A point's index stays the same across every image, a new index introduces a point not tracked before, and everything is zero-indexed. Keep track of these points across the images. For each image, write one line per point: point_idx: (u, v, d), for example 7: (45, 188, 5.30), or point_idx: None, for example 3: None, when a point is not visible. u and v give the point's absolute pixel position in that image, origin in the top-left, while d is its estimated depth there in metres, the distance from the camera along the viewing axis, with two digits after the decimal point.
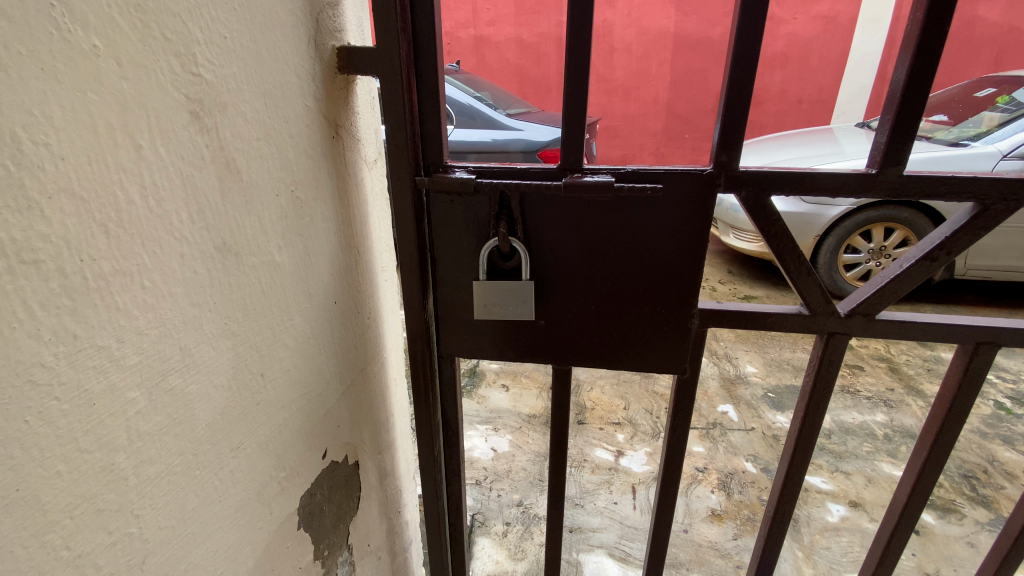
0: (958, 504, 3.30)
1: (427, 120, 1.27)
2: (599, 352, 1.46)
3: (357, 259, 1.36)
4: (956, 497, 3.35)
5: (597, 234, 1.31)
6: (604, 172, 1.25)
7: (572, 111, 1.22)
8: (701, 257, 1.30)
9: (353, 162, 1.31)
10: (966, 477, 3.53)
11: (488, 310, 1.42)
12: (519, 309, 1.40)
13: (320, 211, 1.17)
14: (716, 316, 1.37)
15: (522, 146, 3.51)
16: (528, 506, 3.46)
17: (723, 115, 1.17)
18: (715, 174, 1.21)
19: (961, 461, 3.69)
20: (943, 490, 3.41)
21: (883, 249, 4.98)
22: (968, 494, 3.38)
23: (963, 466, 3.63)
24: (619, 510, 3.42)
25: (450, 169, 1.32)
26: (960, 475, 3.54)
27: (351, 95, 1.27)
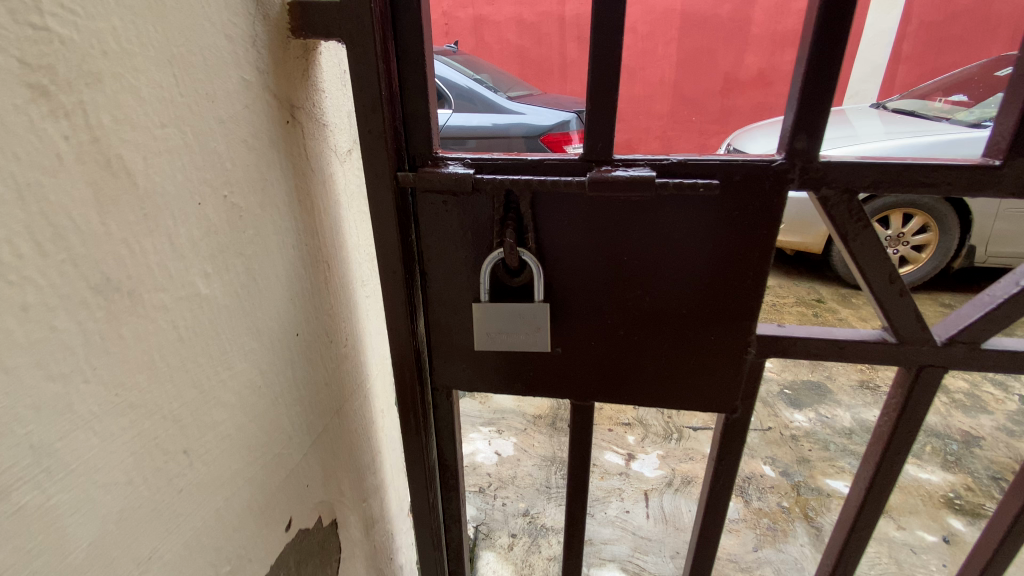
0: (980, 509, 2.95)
1: (410, 99, 0.98)
2: (629, 386, 1.19)
3: (326, 277, 1.09)
4: (986, 501, 3.02)
5: (630, 245, 1.03)
6: (641, 164, 0.96)
7: (600, 83, 0.92)
8: (763, 274, 1.02)
9: (317, 155, 1.03)
10: (995, 478, 3.21)
11: (486, 342, 1.13)
12: (531, 336, 1.11)
13: (269, 219, 0.89)
14: (780, 346, 1.09)
15: (523, 130, 3.19)
16: (535, 516, 3.16)
17: (803, 87, 0.87)
18: (788, 167, 0.92)
19: (990, 461, 3.38)
20: (970, 493, 3.09)
21: (901, 237, 4.63)
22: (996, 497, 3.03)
23: (991, 466, 3.32)
24: (632, 520, 3.12)
25: (440, 162, 1.03)
26: (990, 475, 3.22)
27: (311, 66, 0.97)
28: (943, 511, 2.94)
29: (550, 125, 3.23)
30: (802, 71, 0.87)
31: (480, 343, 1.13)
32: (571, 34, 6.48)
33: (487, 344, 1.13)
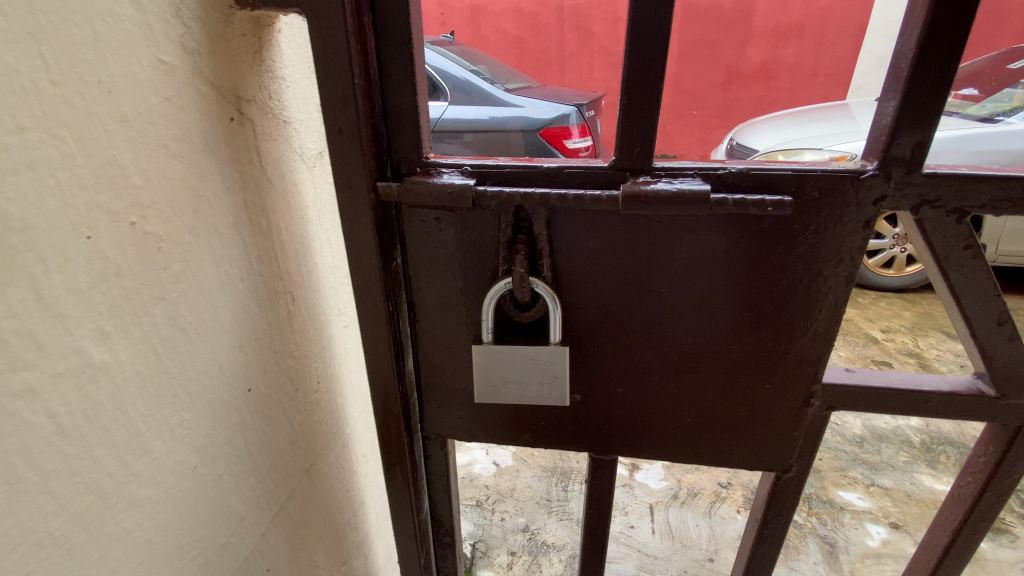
0: (1010, 524, 2.36)
1: (393, 89, 0.76)
2: (659, 440, 0.99)
3: (290, 312, 0.87)
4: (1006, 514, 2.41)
5: (671, 277, 0.82)
6: (690, 174, 0.74)
7: (640, 66, 0.70)
8: (835, 314, 0.82)
9: (277, 160, 0.81)
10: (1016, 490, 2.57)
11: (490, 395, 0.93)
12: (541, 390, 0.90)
13: (204, 248, 0.67)
14: (853, 397, 0.89)
15: (522, 123, 2.93)
16: (536, 532, 2.57)
17: (911, 76, 0.66)
18: (882, 180, 0.71)
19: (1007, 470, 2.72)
20: None
21: None
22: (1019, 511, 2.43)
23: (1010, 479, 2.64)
24: (638, 536, 2.34)
25: (432, 169, 0.81)
26: None
27: (264, 47, 0.75)
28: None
29: (551, 119, 2.97)
30: (910, 53, 0.66)
31: (482, 395, 0.92)
32: (570, 24, 6.08)
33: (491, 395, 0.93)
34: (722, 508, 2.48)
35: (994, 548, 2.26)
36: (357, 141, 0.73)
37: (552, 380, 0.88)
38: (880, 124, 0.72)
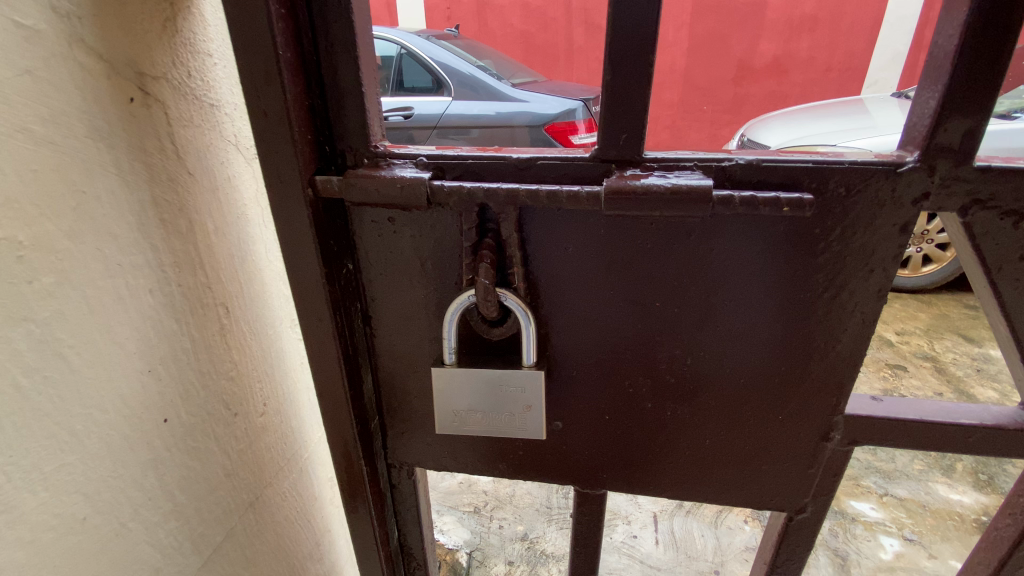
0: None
1: (330, 63, 0.63)
2: (653, 474, 0.86)
3: (223, 326, 0.75)
4: None
5: (665, 289, 0.69)
6: (689, 167, 0.61)
7: (626, 32, 0.56)
8: (863, 335, 0.68)
9: (201, 150, 0.69)
10: None
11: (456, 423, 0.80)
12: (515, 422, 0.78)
13: (89, 254, 0.55)
14: (880, 430, 0.75)
15: (528, 119, 2.67)
16: (535, 540, 2.19)
17: (964, 43, 0.52)
18: (925, 175, 0.58)
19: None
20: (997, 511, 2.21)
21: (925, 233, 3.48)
22: None
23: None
24: (641, 546, 2.14)
25: (381, 160, 0.67)
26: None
27: (174, 16, 0.63)
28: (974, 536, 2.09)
29: (557, 114, 2.71)
30: (961, 14, 0.52)
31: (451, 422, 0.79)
32: (579, 18, 5.46)
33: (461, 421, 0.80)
34: (729, 517, 2.28)
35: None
36: (287, 126, 0.61)
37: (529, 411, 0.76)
38: (923, 106, 0.58)
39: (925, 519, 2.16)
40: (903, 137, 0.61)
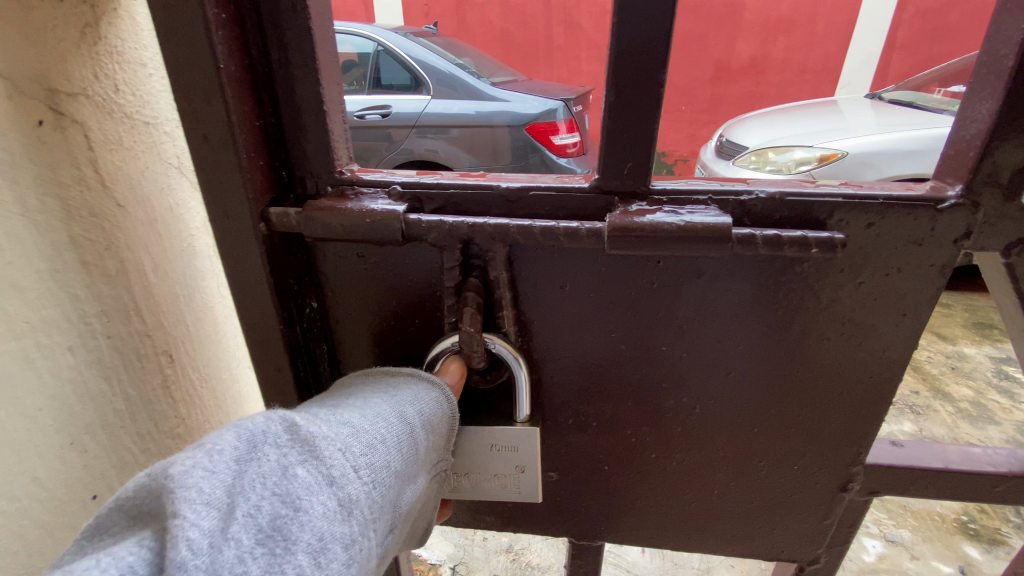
0: (1004, 533, 1.79)
1: (285, 77, 0.53)
2: (655, 526, 0.78)
3: (166, 377, 0.66)
4: (1000, 525, 1.83)
5: (672, 332, 0.61)
6: (702, 200, 0.54)
7: (634, 46, 0.48)
8: (890, 384, 0.61)
9: (134, 177, 0.59)
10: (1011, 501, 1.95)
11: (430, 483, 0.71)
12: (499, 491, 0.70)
13: None
14: (902, 480, 0.69)
15: (508, 118, 2.55)
16: (520, 553, 2.04)
17: (1020, 64, 0.45)
18: (969, 211, 0.51)
19: None
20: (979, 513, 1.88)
21: None
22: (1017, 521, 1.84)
23: None
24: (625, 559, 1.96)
25: (347, 189, 0.58)
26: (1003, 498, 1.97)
27: (96, 22, 0.54)
28: (956, 537, 1.77)
29: (537, 114, 2.57)
30: (1018, 33, 0.45)
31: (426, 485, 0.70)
32: (558, 17, 5.02)
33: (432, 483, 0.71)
34: None
35: (986, 560, 1.69)
36: (232, 153, 0.51)
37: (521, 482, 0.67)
38: (965, 134, 0.51)
39: (905, 520, 1.84)
40: (939, 167, 0.54)
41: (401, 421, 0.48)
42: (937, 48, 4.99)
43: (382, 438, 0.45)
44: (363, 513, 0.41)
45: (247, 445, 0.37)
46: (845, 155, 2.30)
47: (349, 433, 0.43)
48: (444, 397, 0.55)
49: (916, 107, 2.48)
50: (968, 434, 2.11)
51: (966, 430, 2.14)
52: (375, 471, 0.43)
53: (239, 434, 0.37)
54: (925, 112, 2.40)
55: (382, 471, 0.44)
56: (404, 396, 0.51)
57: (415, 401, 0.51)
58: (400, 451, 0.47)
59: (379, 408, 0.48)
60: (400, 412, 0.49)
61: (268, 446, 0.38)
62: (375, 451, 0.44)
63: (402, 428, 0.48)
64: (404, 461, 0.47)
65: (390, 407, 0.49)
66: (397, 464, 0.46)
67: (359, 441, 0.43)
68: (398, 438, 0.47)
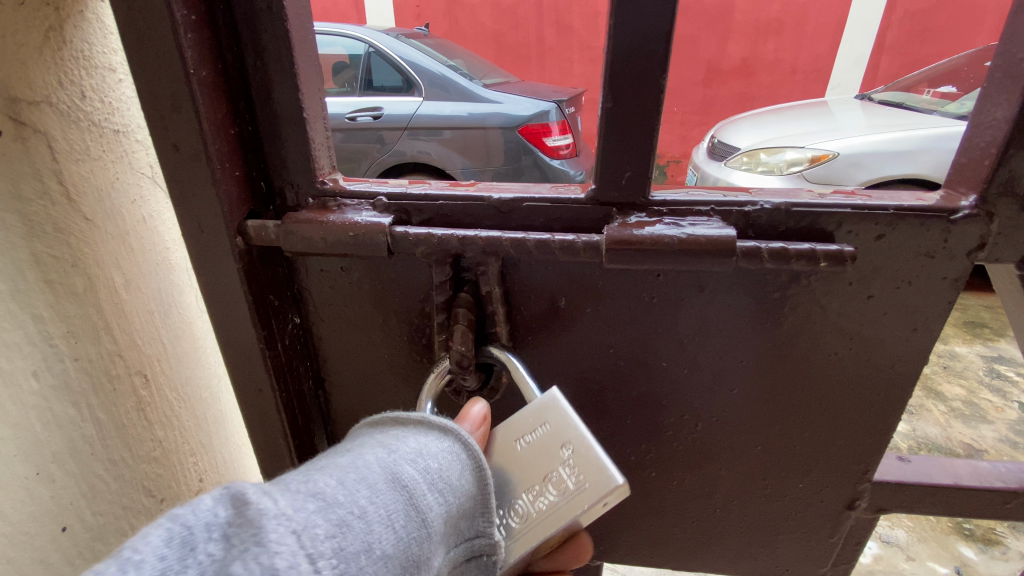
0: (999, 533, 1.71)
1: (263, 84, 0.50)
2: (655, 546, 0.76)
3: (141, 399, 0.62)
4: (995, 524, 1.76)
5: (673, 347, 0.58)
6: (705, 212, 0.51)
7: (633, 50, 0.45)
8: (899, 400, 0.59)
9: (103, 189, 0.56)
10: None
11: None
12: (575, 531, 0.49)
13: None
14: (910, 497, 0.67)
15: (500, 120, 2.52)
16: None
17: None
18: (983, 222, 0.49)
19: None
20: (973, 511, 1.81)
21: None
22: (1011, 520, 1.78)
23: None
24: None
25: (329, 201, 0.55)
26: None
27: (59, 23, 0.50)
28: (951, 538, 1.69)
29: (529, 116, 2.54)
30: None
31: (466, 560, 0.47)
32: (550, 18, 5.00)
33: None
34: None
35: (983, 560, 1.61)
36: (205, 163, 0.48)
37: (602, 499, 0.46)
38: (979, 142, 0.48)
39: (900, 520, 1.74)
40: (951, 175, 0.52)
41: (394, 487, 0.38)
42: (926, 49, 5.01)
43: (362, 514, 0.36)
44: None
45: (178, 548, 0.30)
46: (837, 155, 2.27)
47: (316, 510, 0.34)
48: (462, 448, 0.44)
49: (905, 107, 2.47)
50: (960, 434, 2.10)
51: (958, 429, 2.13)
52: (346, 560, 0.33)
53: (167, 535, 0.30)
54: (916, 112, 2.39)
55: (357, 561, 0.34)
56: (404, 451, 0.41)
57: (417, 459, 0.41)
58: (390, 529, 0.36)
59: (366, 472, 0.38)
60: (394, 474, 0.39)
61: (202, 545, 0.31)
62: (347, 532, 0.34)
63: (395, 498, 0.38)
64: (397, 542, 0.37)
65: (381, 468, 0.39)
66: (384, 548, 0.36)
67: (326, 521, 0.33)
68: (386, 512, 0.37)
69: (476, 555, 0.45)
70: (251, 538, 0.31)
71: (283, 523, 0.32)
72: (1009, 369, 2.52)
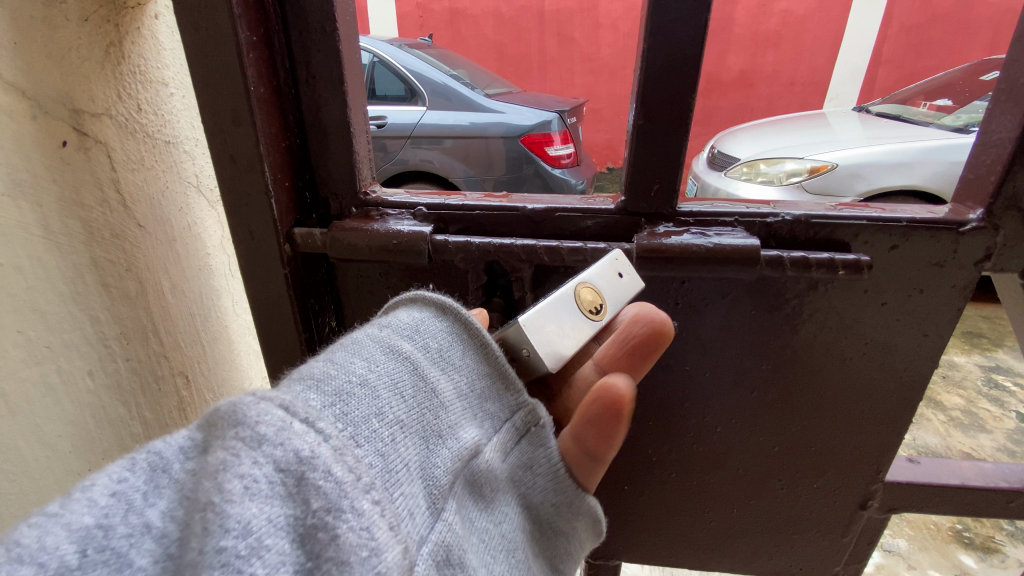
0: (997, 541, 1.73)
1: (313, 100, 0.53)
2: (673, 545, 0.78)
3: (182, 399, 0.65)
4: (994, 533, 1.76)
5: (695, 351, 0.61)
6: (728, 223, 0.54)
7: (664, 72, 0.48)
8: (910, 403, 0.62)
9: (155, 196, 0.58)
10: None
11: (523, 362, 0.46)
12: (615, 313, 0.48)
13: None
14: (918, 496, 0.69)
15: (503, 129, 2.55)
16: None
17: None
18: (989, 234, 0.52)
19: None
20: (973, 520, 1.81)
21: None
22: (1010, 529, 1.78)
23: None
24: None
25: (372, 210, 0.58)
26: None
27: (118, 40, 0.53)
28: (951, 546, 1.70)
29: (532, 125, 2.58)
30: None
31: (516, 333, 0.45)
32: (552, 29, 5.06)
33: (531, 365, 0.46)
34: None
35: (982, 568, 1.62)
36: (258, 173, 0.51)
37: (610, 265, 0.49)
38: (985, 160, 0.52)
39: (901, 529, 1.75)
40: (959, 190, 0.55)
41: (392, 359, 0.39)
42: (921, 64, 5.08)
43: (361, 381, 0.36)
44: (328, 470, 0.30)
45: (149, 472, 0.30)
46: (835, 167, 2.31)
47: (306, 389, 0.35)
48: (460, 327, 0.44)
49: (902, 120, 2.52)
50: (960, 442, 2.13)
51: (959, 438, 2.16)
52: (352, 423, 0.34)
53: (134, 462, 0.30)
54: (913, 125, 2.43)
55: (365, 422, 0.35)
56: (395, 328, 0.42)
57: (411, 334, 0.42)
58: (396, 394, 0.38)
59: (359, 349, 0.39)
60: (387, 348, 0.40)
61: (176, 464, 0.31)
62: (345, 400, 0.35)
63: (394, 366, 0.39)
64: (406, 405, 0.38)
65: (372, 345, 0.40)
66: (394, 409, 0.37)
67: (319, 393, 0.34)
68: (389, 379, 0.38)
69: (528, 430, 0.45)
70: (227, 426, 0.30)
71: (261, 401, 0.32)
72: (1007, 379, 2.55)
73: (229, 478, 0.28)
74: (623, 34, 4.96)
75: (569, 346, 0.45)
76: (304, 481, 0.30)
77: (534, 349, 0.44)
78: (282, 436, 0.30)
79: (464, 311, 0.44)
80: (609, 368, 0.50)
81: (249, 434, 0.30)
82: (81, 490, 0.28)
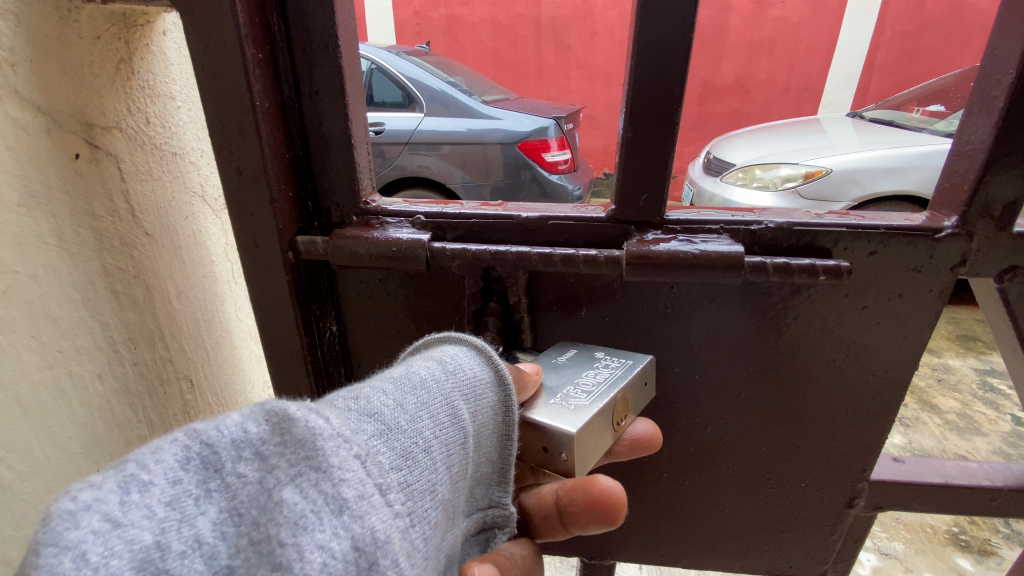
0: (994, 544, 1.75)
1: (315, 113, 0.55)
2: (667, 543, 0.79)
3: (187, 403, 0.67)
4: (990, 536, 1.78)
5: (685, 354, 0.63)
6: (714, 229, 0.56)
7: (652, 86, 0.51)
8: (886, 403, 0.64)
9: (161, 207, 0.60)
10: None
11: (552, 457, 0.47)
12: (632, 427, 0.54)
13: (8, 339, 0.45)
14: (904, 494, 0.71)
15: (499, 136, 2.58)
16: None
17: (1009, 107, 0.49)
18: (964, 240, 0.54)
19: None
20: (970, 522, 1.83)
21: None
22: (1007, 531, 1.80)
23: None
24: None
25: (372, 218, 0.60)
26: None
27: (124, 55, 0.55)
28: (948, 549, 1.71)
29: (529, 132, 2.61)
30: (1009, 77, 0.48)
31: (563, 435, 0.45)
32: (547, 37, 5.11)
33: (559, 464, 0.46)
34: None
35: (978, 569, 1.64)
36: (264, 185, 0.53)
37: (644, 373, 0.55)
38: (959, 170, 0.54)
39: (897, 532, 1.77)
40: (935, 199, 0.58)
41: (450, 424, 0.41)
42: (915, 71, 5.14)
43: (424, 446, 0.38)
44: (399, 561, 0.31)
45: (201, 472, 0.30)
46: (829, 172, 2.34)
47: (379, 441, 0.35)
48: (503, 404, 0.46)
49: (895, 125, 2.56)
50: (956, 445, 2.15)
51: (954, 441, 2.17)
52: (411, 495, 0.35)
53: (188, 458, 0.30)
54: (907, 130, 2.47)
55: (421, 497, 0.36)
56: (459, 382, 0.43)
57: (469, 395, 0.43)
58: (447, 467, 0.39)
59: (427, 403, 0.40)
60: (451, 410, 0.41)
61: (228, 465, 0.31)
62: (412, 467, 0.36)
63: (451, 435, 0.40)
64: (450, 479, 0.39)
65: (438, 399, 0.41)
66: (443, 486, 0.38)
67: (390, 452, 0.35)
68: (445, 445, 0.39)
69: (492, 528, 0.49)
70: (312, 472, 0.31)
71: (342, 446, 0.33)
72: (1001, 383, 2.57)
73: (310, 548, 0.29)
74: (619, 40, 5.01)
75: (592, 459, 0.48)
76: (374, 567, 0.30)
77: (574, 459, 0.45)
78: (362, 507, 0.31)
79: (513, 392, 0.46)
80: (562, 506, 0.48)
81: (333, 493, 0.31)
82: (140, 489, 0.28)
